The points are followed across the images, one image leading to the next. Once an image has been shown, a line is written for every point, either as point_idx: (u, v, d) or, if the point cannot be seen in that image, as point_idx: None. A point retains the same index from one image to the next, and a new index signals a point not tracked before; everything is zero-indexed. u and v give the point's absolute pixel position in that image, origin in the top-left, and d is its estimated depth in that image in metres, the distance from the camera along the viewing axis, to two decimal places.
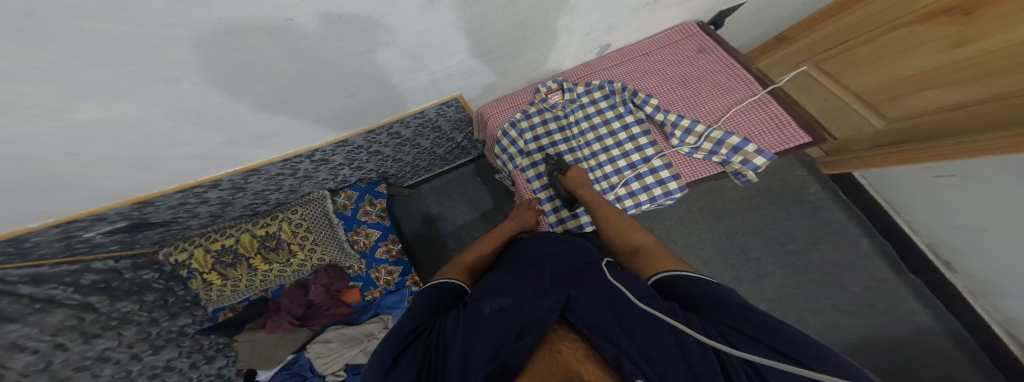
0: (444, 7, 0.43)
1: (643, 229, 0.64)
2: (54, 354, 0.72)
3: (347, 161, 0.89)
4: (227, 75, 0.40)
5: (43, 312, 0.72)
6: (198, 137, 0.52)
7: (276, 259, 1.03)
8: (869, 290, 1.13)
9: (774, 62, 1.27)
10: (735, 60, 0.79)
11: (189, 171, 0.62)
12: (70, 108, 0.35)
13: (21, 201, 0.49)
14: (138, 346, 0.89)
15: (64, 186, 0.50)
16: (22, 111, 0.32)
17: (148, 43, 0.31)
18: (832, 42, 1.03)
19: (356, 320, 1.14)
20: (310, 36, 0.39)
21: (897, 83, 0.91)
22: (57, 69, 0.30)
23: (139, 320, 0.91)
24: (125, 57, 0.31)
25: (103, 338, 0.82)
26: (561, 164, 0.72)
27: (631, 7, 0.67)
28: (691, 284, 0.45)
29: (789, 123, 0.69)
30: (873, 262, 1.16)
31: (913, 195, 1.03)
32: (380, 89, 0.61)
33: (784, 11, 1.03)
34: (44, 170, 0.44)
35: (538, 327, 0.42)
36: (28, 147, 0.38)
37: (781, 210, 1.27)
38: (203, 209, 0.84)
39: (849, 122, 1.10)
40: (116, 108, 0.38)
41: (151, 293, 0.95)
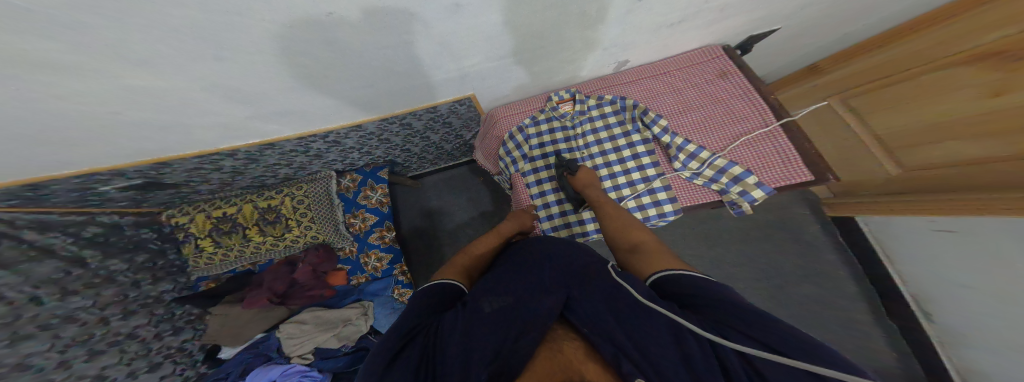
0: (471, 11, 0.46)
1: (647, 230, 0.65)
2: (27, 308, 0.76)
3: (358, 145, 0.92)
4: (261, 55, 0.43)
5: (34, 261, 0.79)
6: (224, 110, 0.55)
7: (272, 233, 1.08)
8: (843, 329, 1.17)
9: (797, 95, 1.24)
10: (755, 88, 0.74)
11: (211, 140, 0.65)
12: (120, 73, 0.39)
13: (58, 149, 0.53)
14: (110, 309, 0.92)
15: (97, 141, 0.54)
16: (79, 69, 0.36)
17: (198, 20, 0.34)
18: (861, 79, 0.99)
19: (336, 303, 1.15)
20: (343, 27, 0.42)
21: (922, 129, 0.88)
22: (109, 35, 0.33)
23: (122, 281, 0.96)
24: (173, 30, 0.35)
25: (81, 295, 0.87)
26: (571, 164, 0.75)
27: (652, 27, 0.66)
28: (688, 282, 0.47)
29: (794, 160, 0.65)
30: (854, 303, 1.19)
31: (907, 244, 1.04)
32: (399, 82, 0.63)
33: (806, 46, 1.02)
34: (85, 124, 0.48)
35: (538, 327, 0.46)
36: (74, 102, 0.42)
37: (773, 243, 1.30)
38: (216, 176, 0.87)
39: (864, 165, 1.08)
40: (159, 76, 0.42)
41: (143, 253, 1.02)
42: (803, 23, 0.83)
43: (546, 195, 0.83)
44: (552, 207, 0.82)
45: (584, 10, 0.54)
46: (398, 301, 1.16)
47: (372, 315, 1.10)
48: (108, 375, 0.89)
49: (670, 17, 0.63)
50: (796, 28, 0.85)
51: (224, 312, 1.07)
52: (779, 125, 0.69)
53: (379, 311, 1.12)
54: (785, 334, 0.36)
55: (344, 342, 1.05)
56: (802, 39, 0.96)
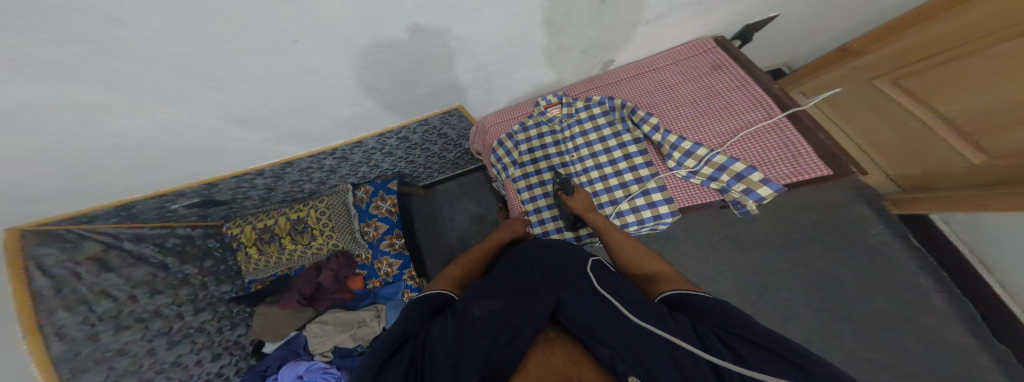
0: (432, 29, 0.49)
1: (659, 257, 0.62)
2: (127, 304, 0.96)
3: (365, 160, 1.01)
4: (250, 85, 0.50)
5: (133, 266, 0.99)
6: (243, 135, 0.65)
7: (301, 241, 1.22)
8: (927, 350, 0.95)
9: (830, 81, 1.09)
10: (754, 79, 0.67)
11: (241, 162, 0.77)
12: (150, 109, 0.49)
13: (130, 174, 0.67)
14: (185, 306, 1.09)
15: (155, 167, 0.67)
16: (119, 107, 0.47)
17: (187, 59, 0.42)
18: (914, 57, 0.85)
19: (354, 306, 1.26)
20: (314, 54, 0.47)
21: (999, 110, 0.73)
22: (127, 77, 0.42)
23: (194, 283, 1.13)
24: (172, 69, 0.43)
25: (164, 294, 1.05)
26: (566, 184, 0.71)
27: (626, 25, 0.63)
28: (696, 300, 0.47)
29: (806, 153, 0.57)
30: (943, 320, 0.96)
31: (1005, 248, 0.84)
32: (386, 100, 0.69)
33: (836, 21, 0.88)
34: (141, 153, 0.60)
35: (529, 328, 0.46)
36: (133, 134, 0.54)
37: (823, 247, 1.12)
38: (255, 192, 1.03)
39: (930, 152, 0.91)
40: (180, 110, 0.52)
41: (209, 260, 1.20)
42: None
43: (536, 201, 0.81)
44: (543, 212, 0.81)
45: (549, 15, 0.54)
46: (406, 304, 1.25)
47: (384, 318, 1.20)
48: (183, 362, 1.05)
49: (645, 13, 0.60)
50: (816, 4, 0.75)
51: (265, 311, 1.22)
52: (785, 116, 0.61)
53: (390, 314, 1.21)
54: (787, 345, 0.36)
55: (359, 343, 1.16)
56: (828, 15, 0.83)
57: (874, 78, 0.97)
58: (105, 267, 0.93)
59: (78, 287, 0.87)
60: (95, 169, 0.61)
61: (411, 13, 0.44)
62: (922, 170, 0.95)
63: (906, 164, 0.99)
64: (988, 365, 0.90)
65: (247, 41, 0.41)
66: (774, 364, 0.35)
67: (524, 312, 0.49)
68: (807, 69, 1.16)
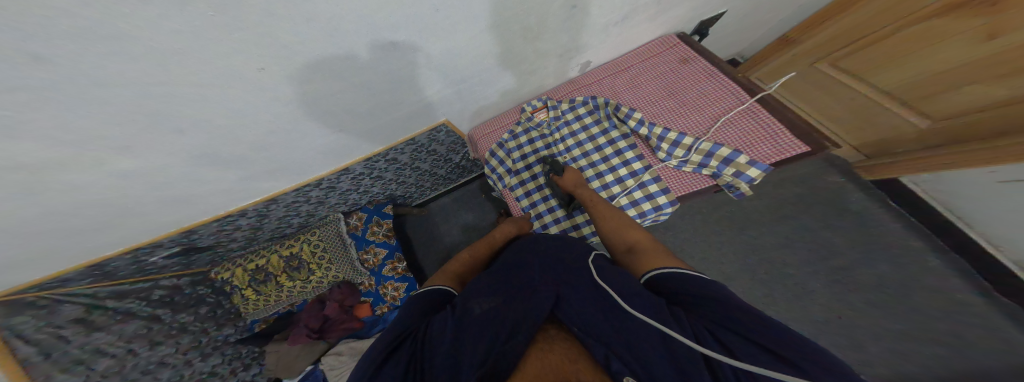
0: (410, 46, 0.49)
1: (639, 227, 0.62)
2: (127, 359, 0.92)
3: (353, 187, 0.98)
4: (221, 121, 0.48)
5: (123, 322, 0.93)
6: (220, 175, 0.62)
7: (299, 277, 1.17)
8: (932, 305, 0.97)
9: (781, 65, 1.15)
10: (720, 69, 0.69)
11: (221, 204, 0.73)
12: (113, 158, 0.46)
13: (100, 230, 0.62)
14: (190, 353, 1.08)
15: (128, 219, 0.63)
16: (81, 161, 0.44)
17: (155, 101, 0.40)
18: (843, 40, 0.93)
19: (367, 332, 1.22)
20: (288, 82, 0.46)
21: (935, 78, 0.82)
22: (88, 128, 0.39)
23: (192, 330, 1.10)
24: (140, 114, 0.41)
25: (164, 345, 1.02)
26: (555, 165, 0.73)
27: (599, 28, 0.64)
28: (688, 285, 0.45)
29: (782, 133, 0.58)
30: (939, 274, 0.99)
31: (980, 203, 0.89)
32: (368, 123, 0.68)
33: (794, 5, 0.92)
34: (110, 207, 0.56)
35: (527, 326, 0.44)
36: (102, 186, 0.51)
37: (819, 219, 1.13)
38: (240, 233, 0.98)
39: (881, 120, 0.99)
40: (148, 156, 0.49)
41: (204, 306, 1.15)
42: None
43: (536, 206, 0.81)
44: (544, 216, 0.80)
45: (524, 23, 0.55)
46: None
47: None
48: None
49: (617, 13, 0.61)
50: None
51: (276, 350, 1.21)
52: (756, 100, 0.63)
53: None
54: (782, 338, 0.35)
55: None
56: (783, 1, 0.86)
57: (813, 61, 1.05)
58: (94, 327, 0.87)
59: (74, 348, 0.83)
60: (62, 230, 0.57)
61: (385, 31, 0.43)
62: (882, 136, 1.01)
63: (866, 132, 1.05)
64: (991, 312, 0.93)
65: (221, 79, 0.40)
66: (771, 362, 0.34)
67: (526, 303, 0.48)
68: (758, 56, 1.22)
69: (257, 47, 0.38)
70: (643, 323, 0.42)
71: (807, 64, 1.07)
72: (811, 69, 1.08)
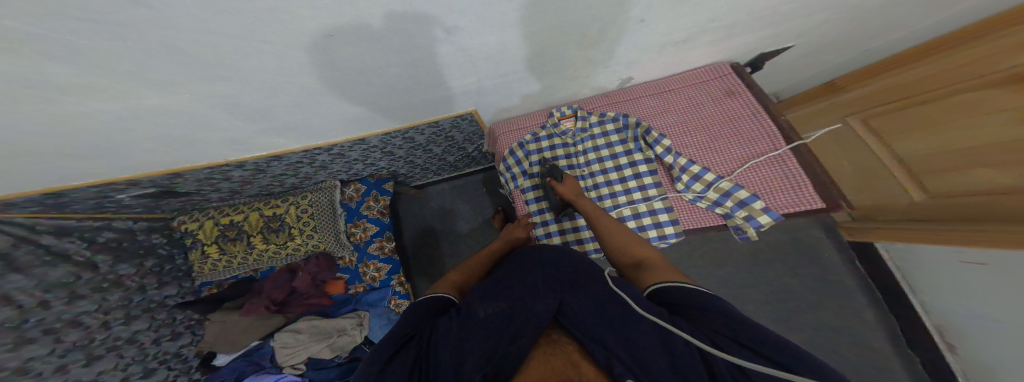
0: (471, 32, 0.48)
1: (647, 244, 0.62)
2: (33, 312, 0.80)
3: (362, 157, 0.94)
4: (249, 76, 0.44)
5: (48, 266, 0.85)
6: (238, 125, 0.57)
7: (275, 241, 1.10)
8: (860, 356, 1.11)
9: (820, 111, 1.16)
10: (765, 109, 0.70)
11: (224, 154, 0.68)
12: (118, 97, 0.41)
13: (78, 161, 0.56)
14: (113, 314, 0.96)
15: (112, 156, 0.57)
16: (81, 96, 0.39)
17: (163, 45, 0.34)
18: (883, 97, 0.94)
19: (333, 312, 1.16)
20: (336, 49, 0.43)
21: (944, 157, 0.83)
22: (92, 65, 0.34)
23: (127, 286, 1.02)
24: (145, 55, 0.35)
25: (87, 300, 0.92)
26: (555, 171, 0.75)
27: (656, 45, 0.64)
28: (682, 293, 0.47)
29: (804, 185, 0.62)
30: (869, 328, 1.13)
31: (933, 274, 0.96)
32: (402, 99, 0.65)
33: (823, 62, 0.96)
34: (96, 142, 0.51)
35: (531, 329, 0.44)
36: (92, 123, 0.45)
37: (785, 265, 1.25)
38: (226, 184, 0.90)
39: (885, 187, 1.02)
40: (158, 100, 0.44)
41: (152, 259, 1.08)
42: (813, 45, 0.80)
43: (544, 213, 0.82)
44: (550, 225, 0.82)
45: (587, 30, 0.54)
46: (393, 312, 1.17)
47: (367, 326, 1.11)
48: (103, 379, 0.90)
49: (676, 35, 0.62)
50: (807, 49, 0.82)
51: (223, 319, 1.09)
52: (790, 149, 0.66)
53: (374, 322, 1.13)
54: (775, 343, 0.36)
55: (337, 353, 1.07)
56: (810, 59, 0.91)
57: (848, 114, 1.05)
58: (12, 266, 0.78)
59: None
60: (27, 157, 0.50)
61: (455, 13, 0.42)
62: (877, 201, 1.06)
63: (867, 193, 1.09)
64: (902, 371, 1.07)
65: (247, 38, 0.36)
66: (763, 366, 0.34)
67: (529, 310, 0.49)
68: (806, 94, 1.22)
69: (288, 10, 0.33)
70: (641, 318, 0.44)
71: (838, 117, 1.08)
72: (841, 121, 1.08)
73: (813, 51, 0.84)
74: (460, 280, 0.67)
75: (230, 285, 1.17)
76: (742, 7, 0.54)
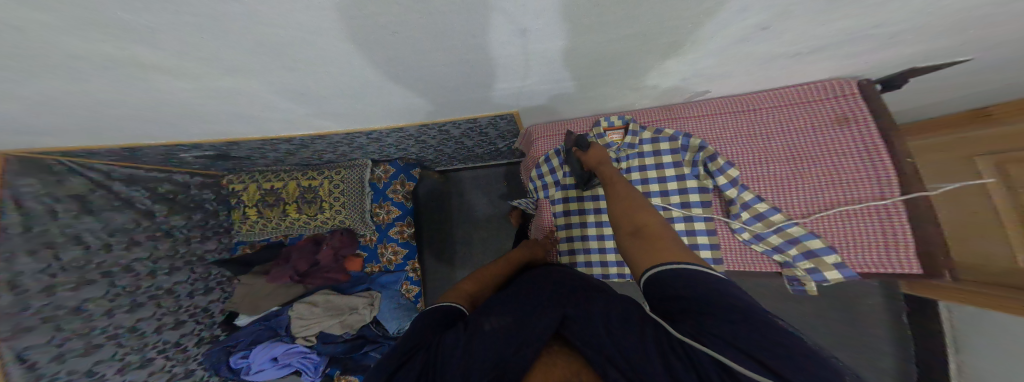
0: (543, 37, 0.43)
1: (653, 209, 0.56)
2: (97, 254, 0.93)
3: (397, 143, 0.94)
4: (299, 71, 0.44)
5: (116, 210, 0.98)
6: (288, 108, 0.57)
7: (307, 211, 1.15)
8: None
9: (940, 145, 0.92)
10: (886, 145, 0.57)
11: (269, 131, 0.69)
12: (181, 81, 0.43)
13: (143, 127, 0.60)
14: (161, 263, 1.08)
15: (172, 126, 0.61)
16: (144, 77, 0.40)
17: (210, 43, 0.34)
18: (1016, 143, 0.72)
19: (347, 289, 1.23)
20: (395, 49, 0.41)
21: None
22: (153, 57, 0.36)
23: (176, 237, 1.13)
24: (194, 52, 0.36)
25: (142, 247, 1.04)
26: (582, 140, 0.71)
27: (768, 56, 0.54)
28: (680, 278, 0.41)
29: (904, 244, 0.54)
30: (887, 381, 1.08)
31: (981, 339, 0.87)
32: (448, 97, 0.63)
33: (937, 97, 0.80)
34: (156, 114, 0.54)
35: (534, 345, 0.43)
36: (158, 102, 0.49)
37: (818, 308, 1.15)
38: (271, 154, 0.94)
39: (985, 247, 0.81)
40: (214, 85, 0.45)
41: (199, 213, 1.18)
42: (931, 80, 0.67)
43: (571, 228, 0.80)
44: (575, 242, 0.80)
45: (679, 39, 0.47)
46: (403, 297, 1.23)
47: (378, 306, 1.16)
48: (140, 328, 1.02)
49: (804, 45, 0.50)
50: (931, 81, 0.68)
51: (249, 282, 1.18)
52: (902, 200, 0.55)
53: (385, 303, 1.18)
54: (766, 341, 0.31)
55: (346, 330, 1.12)
56: (921, 94, 0.76)
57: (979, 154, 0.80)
58: (87, 209, 0.92)
59: (54, 229, 0.85)
60: (98, 120, 0.54)
61: (535, 17, 0.37)
62: (970, 261, 0.86)
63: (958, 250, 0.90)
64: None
65: (276, 37, 0.35)
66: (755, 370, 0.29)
67: (531, 323, 0.47)
68: (930, 124, 0.98)
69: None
70: (639, 329, 0.40)
71: (965, 157, 0.84)
72: (965, 163, 0.84)
73: (927, 87, 0.70)
74: (472, 291, 0.66)
75: (262, 246, 1.26)
76: (932, 11, 0.40)
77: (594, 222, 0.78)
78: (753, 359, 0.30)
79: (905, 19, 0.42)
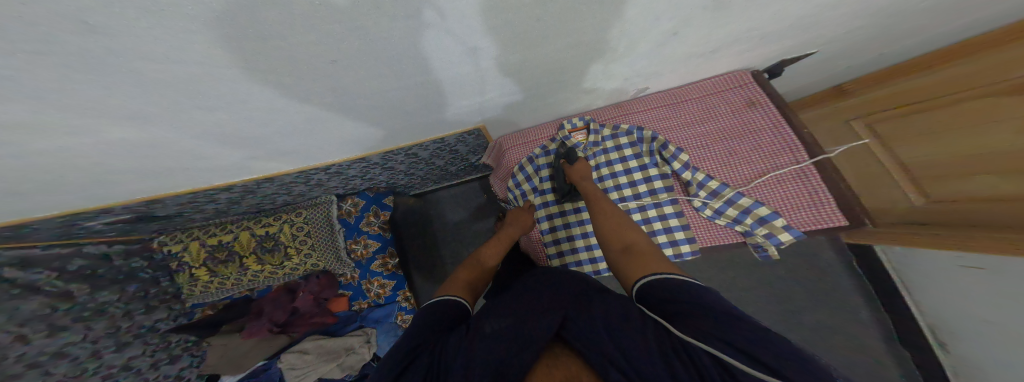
0: (487, 53, 0.44)
1: (638, 229, 0.61)
2: (11, 348, 0.74)
3: (361, 174, 0.88)
4: (230, 104, 0.39)
5: (19, 299, 0.77)
6: (227, 152, 0.52)
7: (269, 261, 1.04)
8: (861, 362, 1.12)
9: (817, 117, 1.10)
10: (785, 121, 0.67)
11: (211, 179, 0.62)
12: (83, 131, 0.36)
13: (42, 195, 0.50)
14: (102, 342, 0.91)
15: (83, 189, 0.52)
16: (37, 133, 0.34)
17: (120, 80, 0.30)
18: (883, 104, 0.89)
19: (339, 331, 1.12)
20: (342, 77, 0.40)
21: (943, 163, 0.78)
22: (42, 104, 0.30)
23: (112, 313, 0.95)
24: (109, 91, 0.31)
25: (68, 331, 0.85)
26: (571, 153, 0.73)
27: (680, 57, 0.60)
28: (675, 285, 0.45)
29: (827, 201, 0.61)
30: (863, 325, 1.15)
31: (923, 276, 0.98)
32: (406, 121, 0.61)
33: (820, 78, 0.95)
34: (58, 176, 0.45)
35: (535, 345, 0.42)
36: (72, 154, 0.40)
37: (786, 269, 1.25)
38: (211, 206, 0.84)
39: (888, 191, 0.94)
40: (137, 132, 0.39)
41: (134, 284, 1.00)
42: (811, 66, 0.80)
43: (556, 231, 0.81)
44: (562, 243, 0.80)
45: (613, 45, 0.50)
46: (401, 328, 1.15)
47: (375, 343, 1.09)
48: None
49: (704, 46, 0.57)
50: (810, 68, 0.82)
51: (223, 343, 1.07)
52: (812, 163, 0.63)
53: (384, 339, 1.11)
54: (777, 351, 0.34)
55: (347, 373, 1.03)
56: (814, 74, 0.89)
57: (851, 117, 0.98)
58: None
59: None
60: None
61: (476, 36, 0.39)
62: (876, 205, 1.00)
63: (861, 198, 1.04)
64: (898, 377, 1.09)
65: (201, 67, 0.31)
66: (754, 367, 0.33)
67: (529, 327, 0.45)
68: (800, 104, 1.18)
69: (263, 30, 0.28)
70: (641, 324, 0.42)
71: (841, 120, 1.01)
72: (843, 126, 1.01)
73: (815, 69, 0.84)
74: (471, 280, 0.65)
75: (227, 306, 1.13)
76: (795, 13, 0.49)
77: (575, 221, 0.79)
78: (745, 354, 0.34)
79: (782, 19, 0.51)
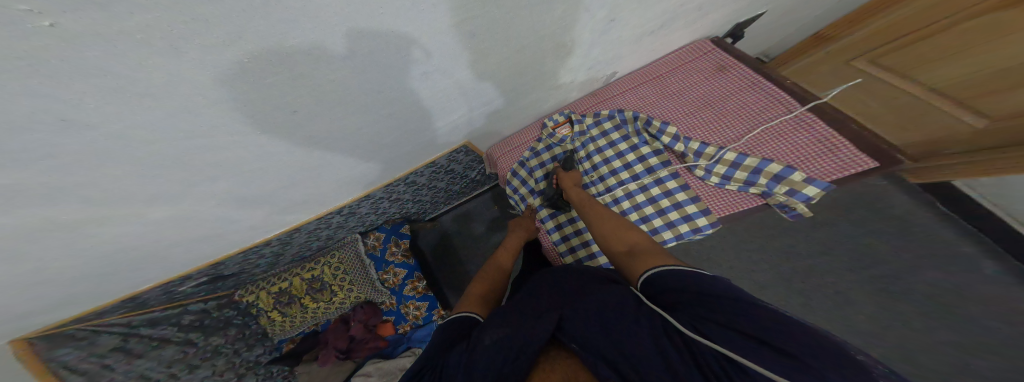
0: (458, 67, 0.47)
1: (636, 227, 0.58)
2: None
3: (372, 210, 0.97)
4: (211, 167, 0.44)
5: (158, 348, 0.94)
6: (241, 210, 0.60)
7: (322, 298, 1.18)
8: (1008, 328, 0.86)
9: (811, 67, 1.03)
10: (763, 76, 0.65)
11: (248, 237, 0.73)
12: (105, 214, 0.42)
13: (115, 275, 0.60)
14: (227, 374, 1.09)
15: (146, 265, 0.62)
16: (70, 221, 0.40)
17: (121, 160, 0.35)
18: (879, 40, 0.84)
19: (391, 353, 1.19)
20: (308, 124, 0.44)
21: (988, 78, 0.72)
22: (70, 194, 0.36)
23: (226, 352, 1.12)
24: (122, 171, 0.37)
25: (202, 368, 1.02)
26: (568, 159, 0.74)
27: (633, 38, 0.60)
28: (675, 278, 0.43)
29: (844, 145, 0.54)
30: (997, 283, 0.89)
31: None
32: (387, 154, 0.67)
33: (819, 11, 0.85)
34: (120, 256, 0.54)
35: (530, 351, 0.41)
36: (126, 233, 0.49)
37: (859, 227, 1.02)
38: (262, 260, 0.98)
39: (937, 118, 0.85)
40: (161, 203, 0.47)
41: (232, 328, 1.16)
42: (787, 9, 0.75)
43: (562, 228, 0.79)
44: (572, 239, 0.77)
45: (559, 40, 0.51)
46: None
47: None
48: None
49: (650, 25, 0.56)
50: (791, 11, 0.77)
51: (308, 370, 1.22)
52: (807, 110, 0.59)
53: None
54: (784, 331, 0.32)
55: None
56: (810, 9, 0.81)
57: (851, 59, 0.92)
58: (134, 354, 0.89)
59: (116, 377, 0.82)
60: (78, 280, 0.55)
61: (422, 62, 0.42)
62: (930, 137, 0.90)
63: (907, 131, 0.94)
64: None
65: (184, 137, 0.36)
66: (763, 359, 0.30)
67: (526, 331, 0.44)
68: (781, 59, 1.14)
69: (247, 99, 0.34)
70: (635, 318, 0.40)
71: (841, 62, 0.95)
72: (845, 68, 0.95)
73: (801, 7, 0.77)
74: (483, 293, 0.66)
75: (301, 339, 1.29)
76: None
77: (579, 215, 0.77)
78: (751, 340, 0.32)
79: None
